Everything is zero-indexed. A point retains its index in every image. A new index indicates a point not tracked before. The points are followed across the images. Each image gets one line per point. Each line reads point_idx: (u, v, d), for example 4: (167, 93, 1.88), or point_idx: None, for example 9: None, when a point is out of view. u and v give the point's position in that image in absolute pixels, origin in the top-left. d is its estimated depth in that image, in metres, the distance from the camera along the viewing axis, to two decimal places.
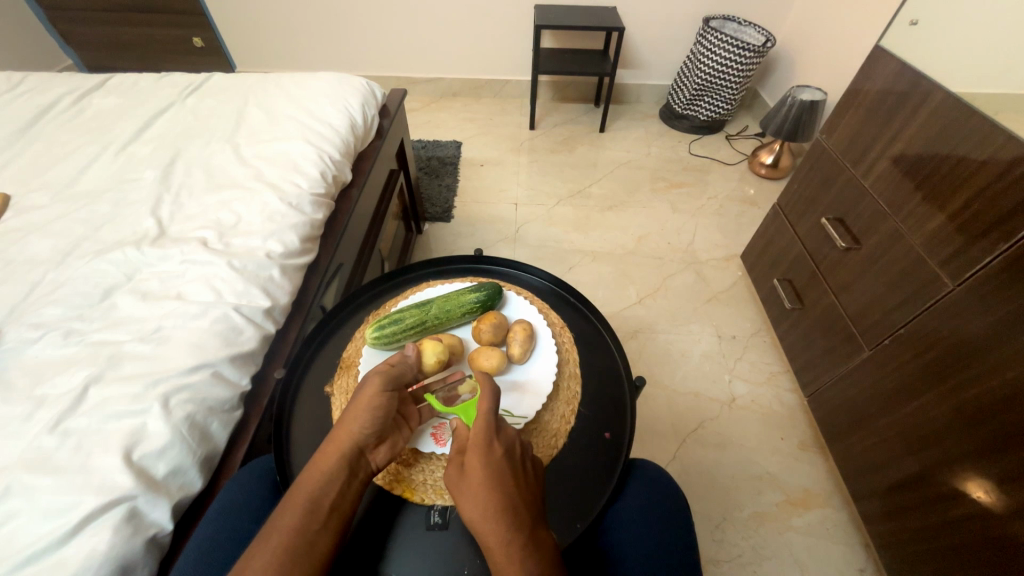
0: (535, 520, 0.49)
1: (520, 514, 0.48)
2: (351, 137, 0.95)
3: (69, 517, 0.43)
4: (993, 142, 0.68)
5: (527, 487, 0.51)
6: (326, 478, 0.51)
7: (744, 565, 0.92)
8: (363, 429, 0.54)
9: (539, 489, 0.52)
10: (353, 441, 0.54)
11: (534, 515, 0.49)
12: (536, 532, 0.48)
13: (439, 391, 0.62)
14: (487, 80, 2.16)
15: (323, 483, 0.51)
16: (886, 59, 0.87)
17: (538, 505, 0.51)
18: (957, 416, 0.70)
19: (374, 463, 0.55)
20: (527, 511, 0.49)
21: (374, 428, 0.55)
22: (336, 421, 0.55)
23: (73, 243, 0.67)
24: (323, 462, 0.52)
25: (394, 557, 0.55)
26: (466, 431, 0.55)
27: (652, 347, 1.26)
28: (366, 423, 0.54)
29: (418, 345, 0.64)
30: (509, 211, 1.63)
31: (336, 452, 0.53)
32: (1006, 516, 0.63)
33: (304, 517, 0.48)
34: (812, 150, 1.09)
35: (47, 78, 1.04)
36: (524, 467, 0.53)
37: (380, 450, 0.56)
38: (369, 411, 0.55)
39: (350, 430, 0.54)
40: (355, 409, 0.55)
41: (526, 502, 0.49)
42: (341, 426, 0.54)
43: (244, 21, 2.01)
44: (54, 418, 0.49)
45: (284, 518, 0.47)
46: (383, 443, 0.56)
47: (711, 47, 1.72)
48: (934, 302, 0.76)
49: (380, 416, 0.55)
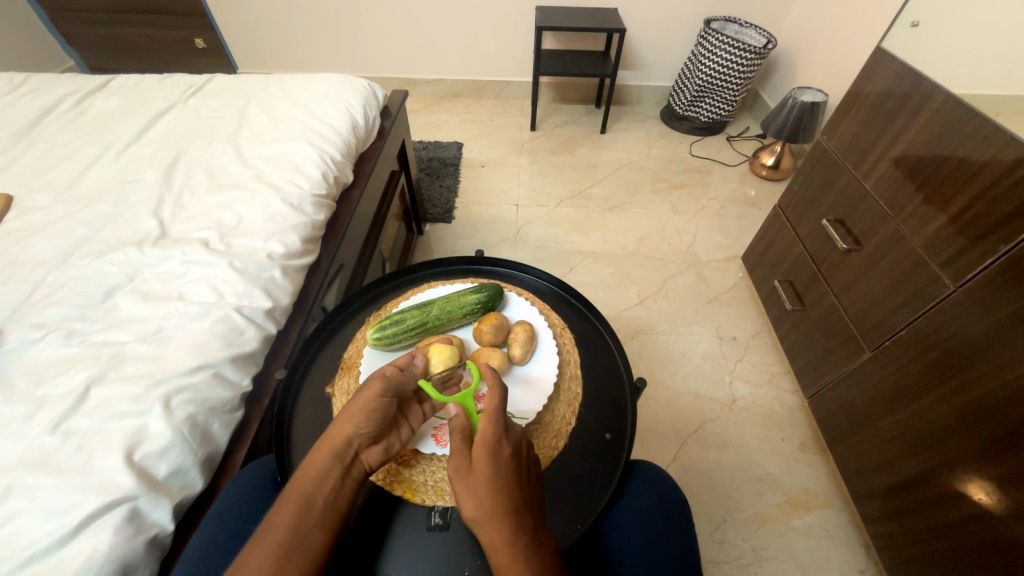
0: (535, 520, 0.49)
1: (519, 515, 0.48)
2: (352, 137, 0.95)
3: (71, 516, 0.43)
4: (994, 143, 0.68)
5: (526, 486, 0.51)
6: (322, 477, 0.51)
7: (743, 566, 0.92)
8: (359, 429, 0.53)
9: (539, 488, 0.52)
10: (348, 442, 0.53)
11: (534, 515, 0.49)
12: (534, 531, 0.48)
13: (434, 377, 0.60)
14: (487, 81, 2.16)
15: (318, 480, 0.51)
16: (887, 60, 0.87)
17: (538, 505, 0.51)
18: (958, 418, 0.70)
19: (368, 463, 0.55)
20: (527, 510, 0.49)
21: (369, 429, 0.54)
22: (333, 420, 0.54)
23: (75, 243, 0.67)
24: (318, 461, 0.52)
25: (396, 558, 0.55)
26: (465, 425, 0.53)
27: (652, 348, 1.26)
28: (361, 424, 0.53)
29: (426, 354, 0.61)
30: (509, 211, 1.64)
31: (332, 450, 0.52)
32: (1007, 518, 0.63)
33: (299, 514, 0.48)
34: (813, 151, 1.09)
35: (49, 78, 1.04)
36: (524, 466, 0.52)
37: (375, 449, 0.55)
38: (368, 411, 0.54)
39: (346, 430, 0.53)
40: (351, 410, 0.54)
41: (526, 502, 0.49)
42: (336, 426, 0.54)
43: (246, 22, 2.01)
44: (55, 418, 0.49)
45: (279, 516, 0.47)
46: (379, 443, 0.56)
47: (712, 48, 1.72)
48: (935, 304, 0.76)
49: (377, 416, 0.54)
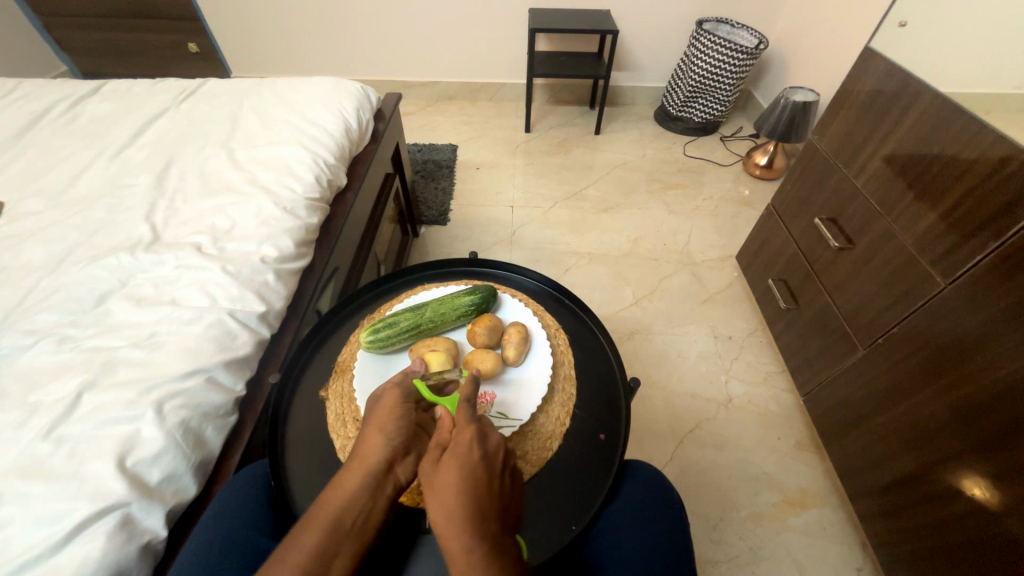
0: (503, 531, 0.45)
1: (486, 522, 0.44)
2: (345, 141, 0.95)
3: (64, 523, 0.43)
4: (982, 141, 0.69)
5: (500, 497, 0.47)
6: (355, 493, 0.48)
7: (741, 565, 0.92)
8: (388, 440, 0.52)
9: (511, 500, 0.49)
10: (379, 454, 0.51)
11: (501, 526, 0.45)
12: (500, 540, 0.43)
13: (430, 377, 0.61)
14: (482, 83, 2.16)
15: (349, 498, 0.48)
16: (876, 60, 0.88)
17: (509, 519, 0.47)
18: (952, 414, 0.71)
19: (401, 477, 0.52)
20: (495, 520, 0.45)
21: (399, 438, 0.53)
22: (360, 436, 0.53)
23: (68, 250, 0.67)
24: (352, 478, 0.49)
25: (398, 560, 0.56)
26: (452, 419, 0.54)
27: (647, 348, 1.26)
28: (392, 435, 0.52)
29: (424, 360, 0.64)
30: (505, 213, 1.64)
31: (363, 466, 0.50)
32: (1001, 513, 0.64)
33: (326, 533, 0.44)
34: (804, 151, 1.09)
35: (41, 84, 1.04)
36: (501, 476, 0.49)
37: (409, 461, 0.53)
38: (393, 424, 0.53)
39: (375, 443, 0.52)
40: (379, 422, 0.53)
41: (495, 510, 0.46)
42: (365, 440, 0.52)
43: (239, 26, 2.01)
44: (48, 423, 0.49)
45: (304, 536, 0.44)
46: (411, 453, 0.53)
47: (705, 49, 1.73)
48: (925, 301, 0.77)
49: (402, 425, 0.54)
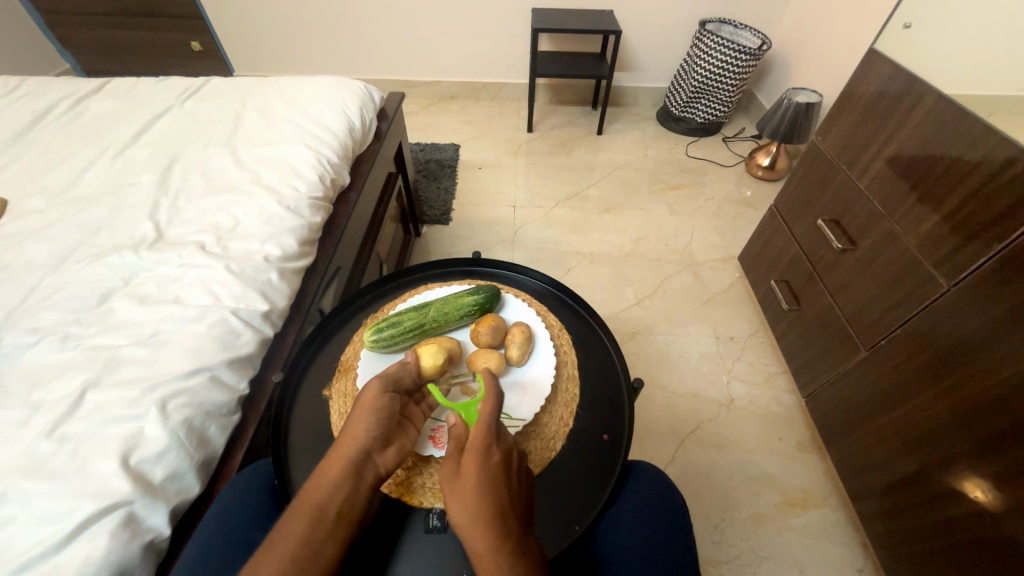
0: (523, 527, 0.47)
1: (507, 521, 0.46)
2: (349, 140, 0.96)
3: (66, 521, 0.43)
4: (986, 142, 0.69)
5: (517, 495, 0.49)
6: (337, 483, 0.49)
7: (743, 566, 0.92)
8: (369, 429, 0.52)
9: (528, 496, 0.50)
10: (361, 443, 0.51)
11: (521, 523, 0.47)
12: (523, 537, 0.46)
13: (442, 381, 0.63)
14: (484, 83, 2.16)
15: (331, 491, 0.49)
16: (880, 61, 0.88)
17: (527, 514, 0.49)
18: (954, 415, 0.70)
19: (382, 466, 0.53)
20: (515, 519, 0.46)
21: (381, 428, 0.53)
22: (344, 425, 0.53)
23: (71, 248, 0.67)
24: (335, 467, 0.50)
25: (390, 558, 0.55)
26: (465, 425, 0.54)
27: (649, 348, 1.26)
28: (372, 426, 0.53)
29: (415, 351, 0.63)
30: (507, 213, 1.64)
31: (345, 456, 0.51)
32: (1002, 514, 0.64)
33: (311, 523, 0.46)
34: (809, 151, 1.09)
35: (46, 81, 1.04)
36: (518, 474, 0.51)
37: (389, 452, 0.54)
38: (373, 414, 0.53)
39: (358, 433, 0.52)
40: (360, 412, 0.53)
41: (515, 507, 0.47)
42: (349, 429, 0.53)
43: (242, 26, 2.02)
44: (51, 422, 0.49)
45: (289, 527, 0.45)
46: (393, 444, 0.54)
47: (708, 49, 1.73)
48: (930, 303, 0.77)
49: (384, 415, 0.54)
